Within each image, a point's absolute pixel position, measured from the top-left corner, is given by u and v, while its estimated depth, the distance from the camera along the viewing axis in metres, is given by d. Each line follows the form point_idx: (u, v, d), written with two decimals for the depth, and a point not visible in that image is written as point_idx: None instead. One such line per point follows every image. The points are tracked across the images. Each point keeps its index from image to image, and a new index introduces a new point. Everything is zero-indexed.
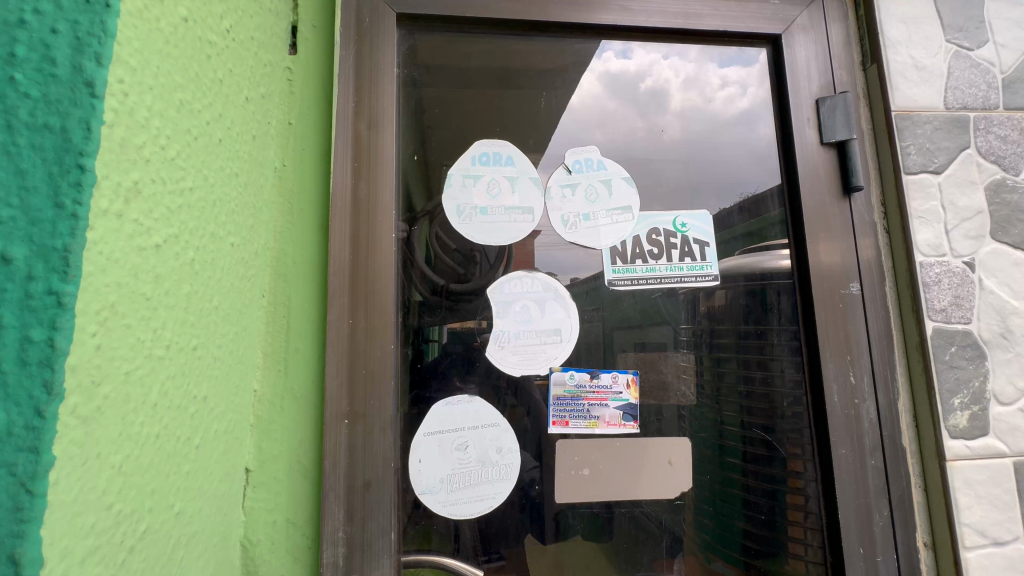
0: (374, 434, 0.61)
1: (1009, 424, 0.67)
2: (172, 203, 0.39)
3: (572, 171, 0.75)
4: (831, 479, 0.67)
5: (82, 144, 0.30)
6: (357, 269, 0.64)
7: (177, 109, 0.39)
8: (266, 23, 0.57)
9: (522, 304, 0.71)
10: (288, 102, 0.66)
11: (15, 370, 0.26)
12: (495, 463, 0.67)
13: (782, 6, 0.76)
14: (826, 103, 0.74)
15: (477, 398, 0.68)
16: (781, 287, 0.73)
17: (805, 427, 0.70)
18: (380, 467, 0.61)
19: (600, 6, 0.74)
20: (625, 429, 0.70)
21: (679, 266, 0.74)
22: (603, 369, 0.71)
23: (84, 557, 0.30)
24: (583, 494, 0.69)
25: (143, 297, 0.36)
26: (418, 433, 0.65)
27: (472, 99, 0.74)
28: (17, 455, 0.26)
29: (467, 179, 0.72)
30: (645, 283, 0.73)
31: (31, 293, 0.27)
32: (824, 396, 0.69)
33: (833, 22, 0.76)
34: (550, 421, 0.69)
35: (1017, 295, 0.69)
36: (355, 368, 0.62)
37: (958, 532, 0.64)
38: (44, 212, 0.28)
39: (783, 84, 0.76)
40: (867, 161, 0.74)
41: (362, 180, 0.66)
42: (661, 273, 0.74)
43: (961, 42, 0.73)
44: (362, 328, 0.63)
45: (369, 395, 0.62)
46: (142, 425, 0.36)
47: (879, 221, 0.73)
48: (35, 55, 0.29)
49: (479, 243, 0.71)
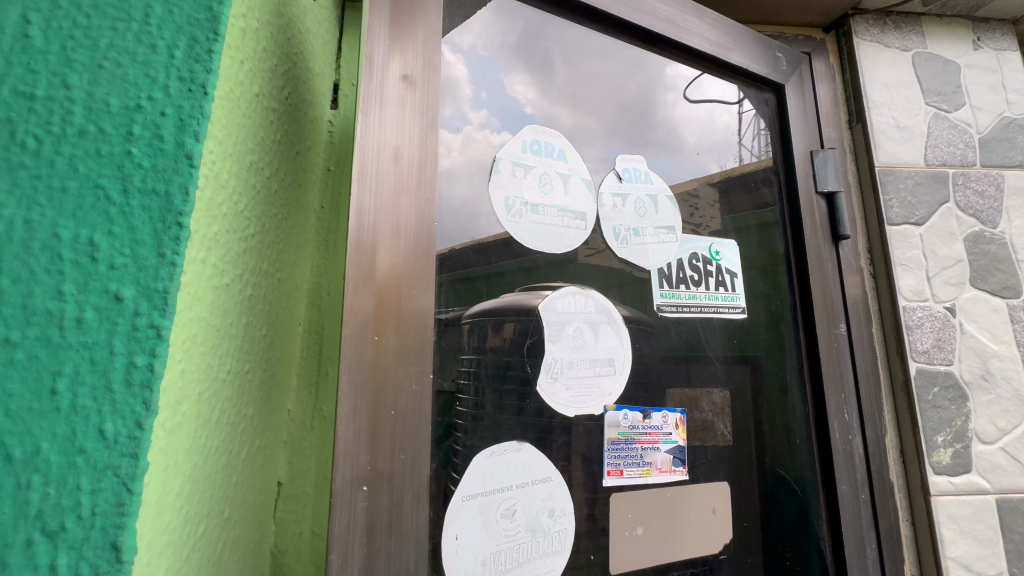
0: (406, 501, 0.46)
1: (992, 463, 0.70)
2: (239, 247, 0.46)
3: (622, 179, 0.70)
4: (835, 512, 0.69)
5: (181, 205, 0.37)
6: (388, 272, 0.48)
7: (247, 169, 0.46)
8: (314, 84, 0.65)
9: (576, 327, 0.62)
10: (329, 150, 0.72)
11: (122, 389, 0.33)
12: (546, 531, 0.58)
13: (785, 58, 0.82)
14: (822, 155, 0.80)
15: (526, 447, 0.57)
16: (787, 325, 0.76)
17: (812, 463, 0.72)
18: (410, 555, 0.46)
19: (649, 13, 0.72)
20: (675, 476, 0.67)
21: (715, 296, 0.73)
22: (654, 409, 0.66)
23: (163, 548, 0.35)
24: (636, 557, 0.63)
25: (214, 327, 0.42)
26: (455, 499, 0.51)
27: (520, 75, 0.65)
28: (121, 459, 0.32)
29: (517, 168, 0.61)
30: (688, 311, 0.71)
31: (138, 326, 0.34)
32: (828, 432, 0.71)
33: (821, 82, 0.83)
34: (605, 472, 0.63)
35: (997, 339, 0.73)
36: (379, 408, 0.46)
37: (944, 566, 0.67)
38: (150, 260, 0.35)
39: (787, 133, 0.80)
40: (853, 210, 0.79)
41: (394, 149, 0.50)
42: (701, 302, 0.72)
43: (939, 105, 0.80)
44: (391, 349, 0.47)
45: (398, 447, 0.46)
46: (207, 439, 0.41)
47: (863, 267, 0.78)
48: (147, 133, 0.37)
49: (534, 249, 0.61)
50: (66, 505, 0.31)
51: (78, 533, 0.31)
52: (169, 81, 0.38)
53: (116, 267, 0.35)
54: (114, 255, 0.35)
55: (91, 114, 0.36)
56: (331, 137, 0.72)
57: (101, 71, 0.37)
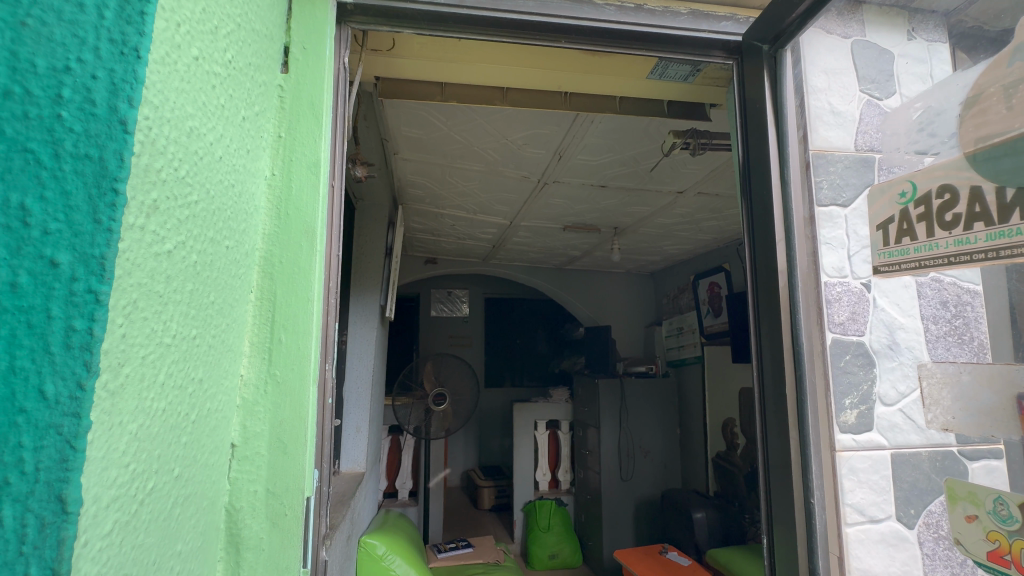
0: None
1: (890, 422, 0.76)
2: (181, 214, 0.46)
3: None
4: (788, 446, 0.73)
5: (116, 171, 0.37)
6: None
7: (188, 135, 0.46)
8: (262, 47, 0.63)
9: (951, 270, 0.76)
10: (278, 117, 0.70)
11: (63, 352, 0.34)
12: None
13: (798, 34, 0.75)
14: (977, 87, 0.60)
15: None
16: (780, 281, 0.76)
17: (788, 402, 0.73)
18: None
19: None
20: None
21: (963, 239, 0.59)
22: None
23: (110, 501, 0.38)
24: None
25: (157, 294, 0.43)
26: None
27: None
28: (63, 418, 0.33)
29: None
30: (954, 258, 0.60)
31: (75, 291, 0.34)
32: (798, 377, 0.73)
33: (790, 57, 0.80)
34: None
35: (904, 313, 0.78)
36: None
37: (842, 510, 0.72)
38: (85, 226, 0.35)
39: (782, 109, 0.79)
40: (955, 174, 0.60)
41: None
42: (954, 250, 0.60)
43: (872, 93, 0.85)
44: None
45: None
46: (153, 401, 0.43)
47: (939, 235, 0.61)
48: (78, 97, 0.35)
49: None
50: (8, 463, 0.30)
51: (23, 488, 0.31)
52: (99, 42, 0.36)
53: (50, 233, 0.33)
54: (47, 221, 0.33)
55: (16, 74, 0.31)
56: (281, 102, 0.71)
57: (25, 29, 0.32)
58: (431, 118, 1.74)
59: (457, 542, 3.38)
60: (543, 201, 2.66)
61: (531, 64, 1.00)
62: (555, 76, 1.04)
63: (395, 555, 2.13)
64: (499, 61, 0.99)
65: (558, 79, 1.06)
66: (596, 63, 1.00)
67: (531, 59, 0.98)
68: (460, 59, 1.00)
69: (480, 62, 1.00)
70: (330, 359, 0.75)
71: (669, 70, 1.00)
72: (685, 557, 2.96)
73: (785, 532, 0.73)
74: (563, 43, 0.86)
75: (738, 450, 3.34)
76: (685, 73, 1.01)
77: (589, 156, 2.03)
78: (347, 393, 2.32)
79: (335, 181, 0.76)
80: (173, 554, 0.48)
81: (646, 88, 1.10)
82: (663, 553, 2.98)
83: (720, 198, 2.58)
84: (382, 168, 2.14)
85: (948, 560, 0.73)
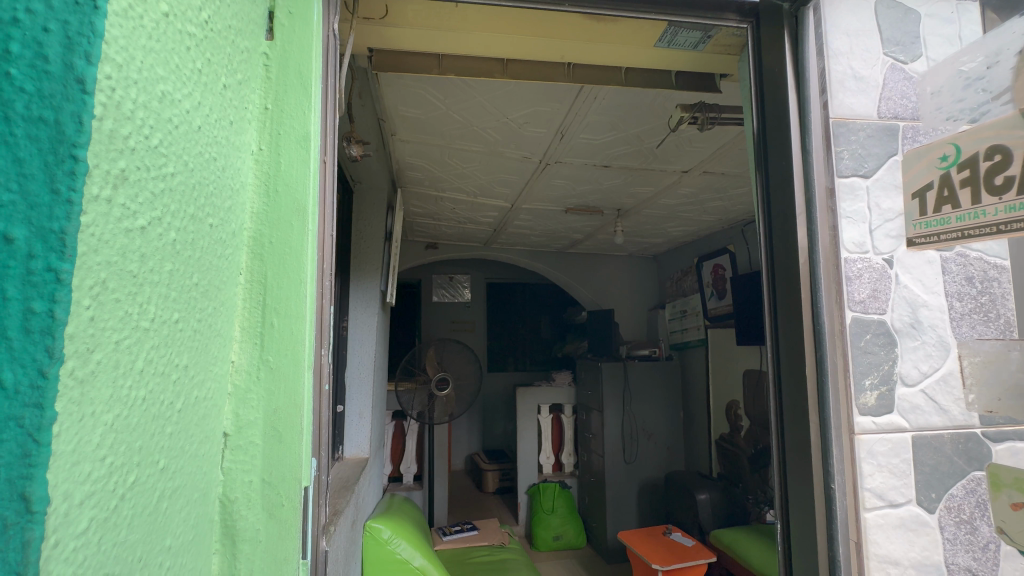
0: None
1: (912, 404, 0.72)
2: (156, 186, 0.42)
3: None
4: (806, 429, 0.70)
5: (74, 136, 0.33)
6: None
7: (159, 100, 0.42)
8: (243, 10, 0.59)
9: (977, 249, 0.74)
10: (264, 87, 0.66)
11: (21, 336, 0.30)
12: None
13: None
14: None
15: None
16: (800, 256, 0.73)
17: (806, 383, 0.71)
18: None
19: None
20: None
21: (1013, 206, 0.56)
22: None
23: (84, 499, 0.35)
24: None
25: (130, 274, 0.39)
26: None
27: None
28: (24, 410, 0.30)
29: None
30: (1004, 226, 0.58)
31: (32, 270, 0.31)
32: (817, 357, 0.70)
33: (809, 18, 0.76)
34: None
35: (928, 290, 0.74)
36: None
37: (861, 496, 0.69)
38: (42, 197, 0.32)
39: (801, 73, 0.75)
40: (1008, 134, 0.56)
41: None
42: (1002, 219, 0.58)
43: (896, 56, 0.79)
44: None
45: None
46: (130, 389, 0.40)
47: (987, 201, 0.58)
48: (29, 53, 0.30)
49: None
50: None
51: None
52: None
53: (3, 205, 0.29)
54: None
55: None
56: (266, 72, 0.66)
57: None
58: (429, 96, 1.68)
59: (462, 524, 3.40)
60: (545, 183, 2.60)
61: (532, 32, 0.95)
62: (559, 45, 0.99)
63: (401, 538, 2.13)
64: (498, 30, 0.94)
65: (562, 48, 1.00)
66: (601, 30, 0.95)
67: (532, 27, 0.93)
68: (457, 28, 0.95)
69: (478, 31, 0.95)
70: (326, 345, 0.72)
71: (678, 37, 0.95)
72: (689, 538, 2.97)
73: (801, 518, 0.71)
74: (566, 8, 0.81)
75: (742, 431, 3.34)
76: (695, 40, 0.95)
77: (592, 135, 1.97)
78: (349, 379, 2.31)
79: (327, 157, 0.72)
80: (162, 549, 0.45)
81: (653, 58, 1.04)
82: (668, 533, 2.99)
83: (726, 177, 2.51)
84: (381, 150, 2.09)
85: (970, 543, 0.71)
